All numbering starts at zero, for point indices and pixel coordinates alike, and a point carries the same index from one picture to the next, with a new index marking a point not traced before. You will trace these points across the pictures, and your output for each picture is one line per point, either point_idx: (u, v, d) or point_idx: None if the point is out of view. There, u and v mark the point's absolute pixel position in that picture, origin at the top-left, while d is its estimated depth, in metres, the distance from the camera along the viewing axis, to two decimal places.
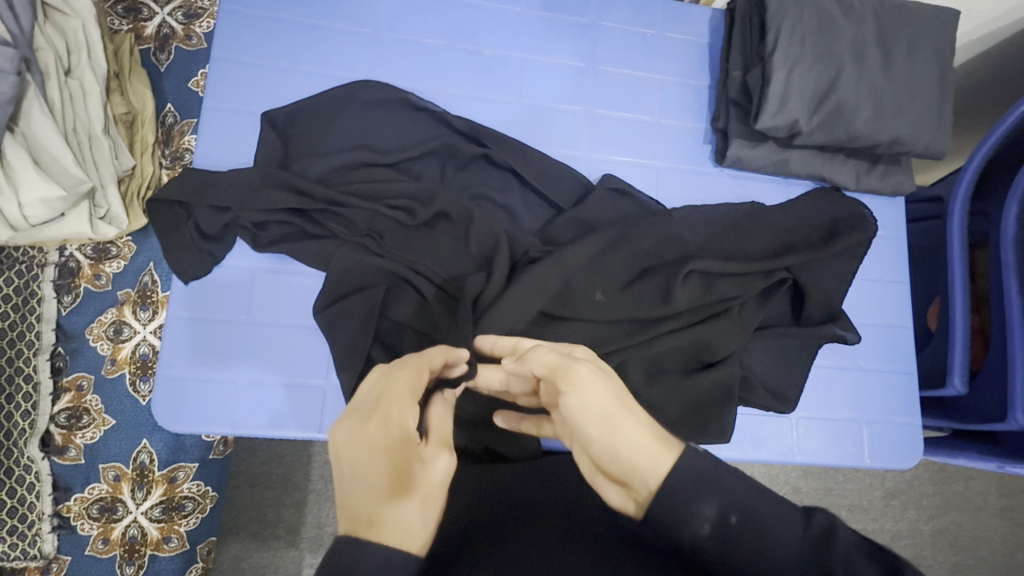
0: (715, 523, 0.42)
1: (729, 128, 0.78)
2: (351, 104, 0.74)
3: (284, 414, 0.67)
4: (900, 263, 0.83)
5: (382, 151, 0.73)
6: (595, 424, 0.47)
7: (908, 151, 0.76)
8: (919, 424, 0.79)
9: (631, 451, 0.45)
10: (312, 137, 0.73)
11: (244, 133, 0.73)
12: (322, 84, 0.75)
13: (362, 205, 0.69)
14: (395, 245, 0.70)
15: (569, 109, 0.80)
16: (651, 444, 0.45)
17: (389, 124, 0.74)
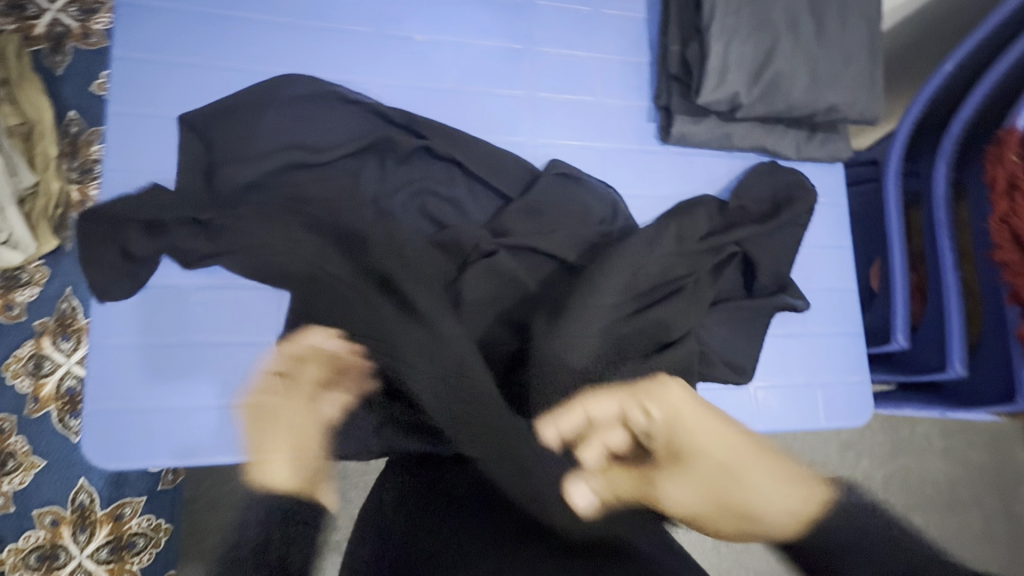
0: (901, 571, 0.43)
1: (672, 104, 0.78)
2: (276, 103, 0.69)
3: (232, 437, 0.63)
4: (842, 228, 0.85)
5: (314, 151, 0.69)
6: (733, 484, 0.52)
7: (845, 118, 0.78)
8: (869, 382, 0.82)
9: (778, 511, 0.48)
10: (235, 139, 0.67)
11: (159, 139, 0.67)
12: (242, 79, 0.70)
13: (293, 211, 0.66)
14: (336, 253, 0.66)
15: (510, 94, 0.77)
16: (797, 493, 0.50)
17: (320, 122, 0.70)
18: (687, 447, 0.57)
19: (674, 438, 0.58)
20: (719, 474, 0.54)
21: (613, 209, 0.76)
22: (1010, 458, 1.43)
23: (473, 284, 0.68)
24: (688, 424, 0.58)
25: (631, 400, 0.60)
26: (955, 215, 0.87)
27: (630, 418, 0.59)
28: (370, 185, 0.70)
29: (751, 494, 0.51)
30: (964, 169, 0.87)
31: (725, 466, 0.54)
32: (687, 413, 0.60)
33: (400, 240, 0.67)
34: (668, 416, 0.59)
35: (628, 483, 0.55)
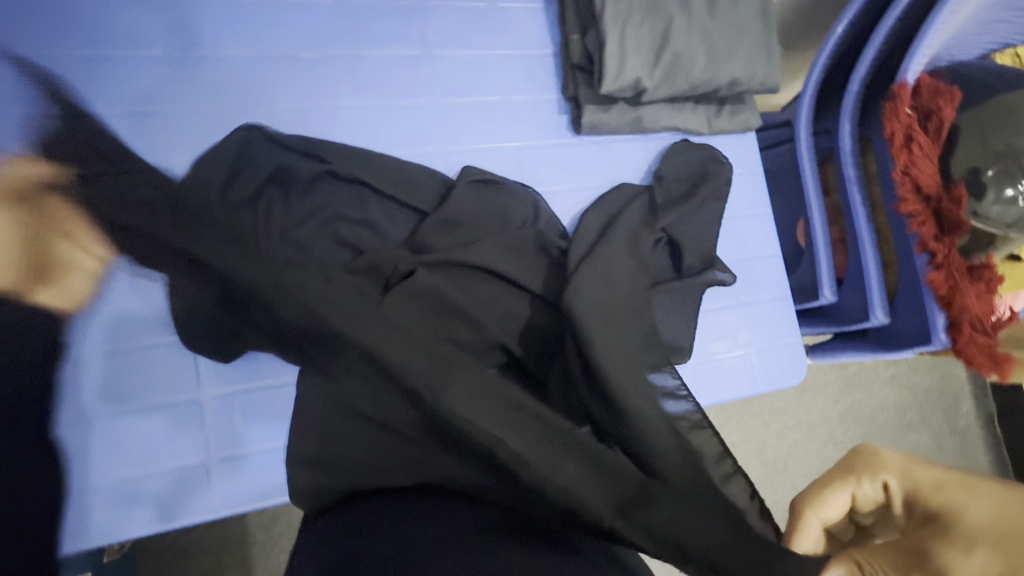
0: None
1: (579, 95, 0.77)
2: (166, 149, 0.66)
3: (161, 505, 0.62)
4: (761, 195, 0.87)
5: (205, 193, 0.62)
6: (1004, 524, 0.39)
7: (747, 89, 0.79)
8: (800, 342, 0.85)
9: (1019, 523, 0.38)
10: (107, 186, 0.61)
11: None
12: (119, 125, 0.65)
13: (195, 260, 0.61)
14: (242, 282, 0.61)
15: (413, 103, 0.75)
16: None
17: (209, 154, 0.65)
18: (966, 536, 0.39)
19: (988, 532, 0.39)
20: (1011, 551, 0.37)
21: (534, 208, 0.76)
22: (948, 376, 1.53)
23: (404, 312, 0.64)
24: (930, 482, 0.45)
25: (843, 473, 0.50)
26: (864, 169, 0.90)
27: (859, 493, 0.49)
28: (282, 218, 0.65)
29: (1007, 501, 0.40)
30: (867, 123, 0.90)
31: (1005, 531, 0.38)
32: (975, 484, 0.42)
33: (322, 275, 0.63)
34: (893, 460, 0.48)
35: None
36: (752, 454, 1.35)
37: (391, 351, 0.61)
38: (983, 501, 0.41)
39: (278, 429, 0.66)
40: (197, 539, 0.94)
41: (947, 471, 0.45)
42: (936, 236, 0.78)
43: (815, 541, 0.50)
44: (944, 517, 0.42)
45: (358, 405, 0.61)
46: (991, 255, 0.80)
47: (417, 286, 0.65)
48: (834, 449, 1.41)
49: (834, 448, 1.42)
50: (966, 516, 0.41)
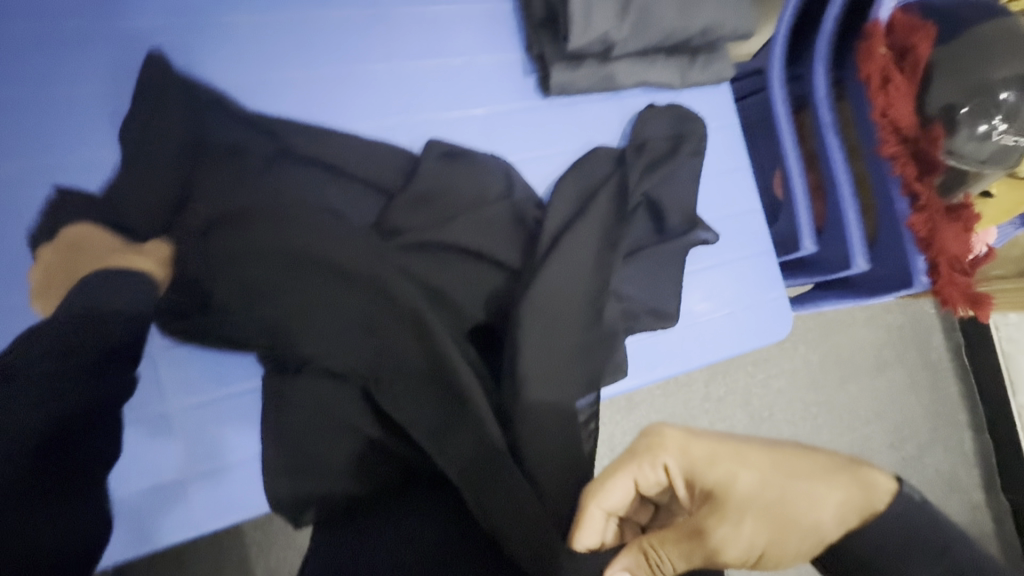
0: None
1: (546, 53, 0.72)
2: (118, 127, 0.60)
3: (131, 529, 0.57)
4: (738, 148, 0.85)
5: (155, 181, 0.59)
6: (773, 502, 0.43)
7: (719, 37, 0.75)
8: (785, 296, 0.84)
9: (834, 518, 0.40)
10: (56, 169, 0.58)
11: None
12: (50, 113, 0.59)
13: (168, 247, 0.59)
14: (217, 282, 0.58)
15: (368, 72, 0.69)
16: (861, 507, 0.39)
17: (159, 133, 0.59)
18: (736, 510, 0.44)
19: (755, 501, 0.44)
20: (774, 521, 0.43)
21: (508, 179, 0.71)
22: (920, 314, 1.57)
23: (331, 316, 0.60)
24: (696, 461, 0.48)
25: (631, 467, 0.50)
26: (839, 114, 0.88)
27: (640, 479, 0.51)
28: (220, 211, 0.59)
29: (813, 506, 0.41)
30: (841, 66, 0.88)
31: (759, 497, 0.44)
32: (747, 450, 0.46)
33: (247, 271, 0.58)
34: (673, 447, 0.49)
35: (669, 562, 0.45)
36: (739, 405, 1.37)
37: (326, 347, 0.59)
38: (735, 459, 0.46)
39: (253, 434, 0.62)
40: (190, 545, 0.91)
41: (720, 443, 0.48)
42: (917, 177, 0.78)
43: (602, 527, 0.52)
44: (717, 494, 0.46)
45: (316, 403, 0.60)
46: (968, 195, 0.80)
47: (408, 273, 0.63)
48: (816, 393, 1.45)
49: (816, 392, 1.45)
50: (735, 489, 0.45)
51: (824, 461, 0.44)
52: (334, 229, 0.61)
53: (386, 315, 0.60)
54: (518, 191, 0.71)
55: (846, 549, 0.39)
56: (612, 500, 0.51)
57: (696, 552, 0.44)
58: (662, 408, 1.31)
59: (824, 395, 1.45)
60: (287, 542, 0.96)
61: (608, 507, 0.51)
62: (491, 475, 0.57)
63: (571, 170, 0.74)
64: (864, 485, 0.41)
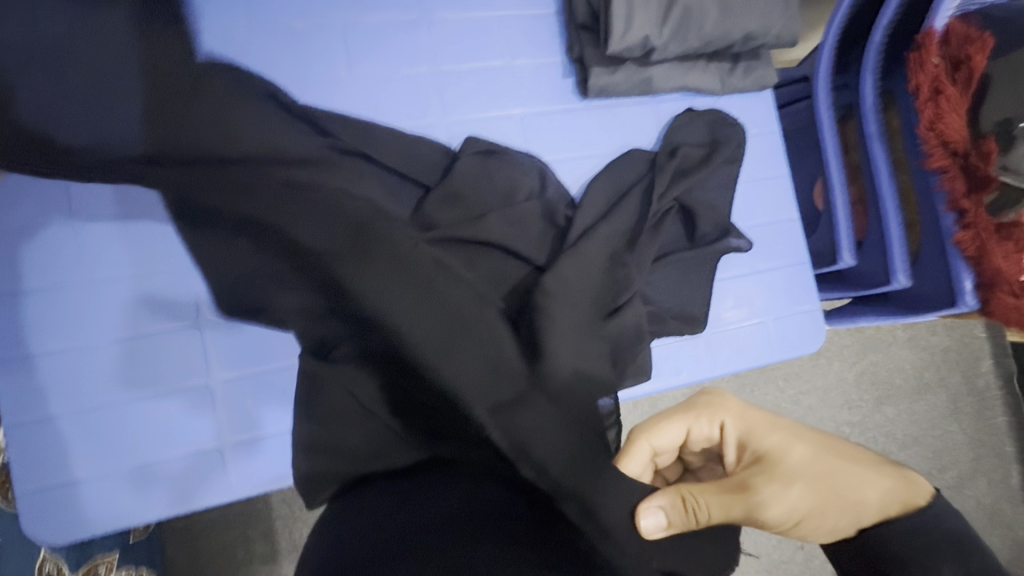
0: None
1: (585, 56, 0.73)
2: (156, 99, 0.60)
3: (173, 491, 0.61)
4: (778, 156, 0.84)
5: (193, 164, 0.60)
6: (823, 476, 0.50)
7: (763, 43, 0.74)
8: (818, 308, 0.83)
9: (878, 499, 0.48)
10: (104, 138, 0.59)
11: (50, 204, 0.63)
12: (95, 90, 0.59)
13: (217, 224, 0.61)
14: (264, 254, 0.61)
15: (412, 72, 0.71)
16: (903, 494, 0.48)
17: (211, 114, 0.61)
18: (788, 475, 0.50)
19: (805, 470, 0.50)
20: (821, 491, 0.49)
21: (541, 178, 0.73)
22: (967, 337, 1.49)
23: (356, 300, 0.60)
24: (755, 428, 0.54)
25: (694, 417, 0.56)
26: (887, 124, 0.86)
27: (693, 431, 0.56)
28: (255, 193, 0.61)
29: (860, 489, 0.49)
30: (891, 75, 0.85)
31: (810, 470, 0.50)
32: (801, 430, 0.53)
33: (281, 255, 0.60)
34: (736, 413, 0.55)
35: (715, 501, 0.48)
36: None
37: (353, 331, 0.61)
38: (792, 437, 0.53)
39: (289, 410, 0.65)
40: (223, 515, 0.97)
41: (778, 419, 0.54)
42: (964, 193, 0.74)
43: (644, 465, 0.56)
44: (771, 456, 0.52)
45: (341, 384, 0.62)
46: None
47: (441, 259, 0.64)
48: (849, 413, 1.40)
49: (849, 412, 1.40)
50: (785, 460, 0.51)
51: (869, 458, 0.52)
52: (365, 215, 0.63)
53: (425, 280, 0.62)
54: (549, 191, 0.73)
55: (884, 529, 0.46)
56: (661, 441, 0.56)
57: (743, 499, 0.48)
58: None
59: (858, 415, 1.40)
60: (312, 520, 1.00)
61: (653, 448, 0.56)
62: (519, 403, 0.56)
63: (604, 171, 0.75)
64: (908, 484, 0.49)
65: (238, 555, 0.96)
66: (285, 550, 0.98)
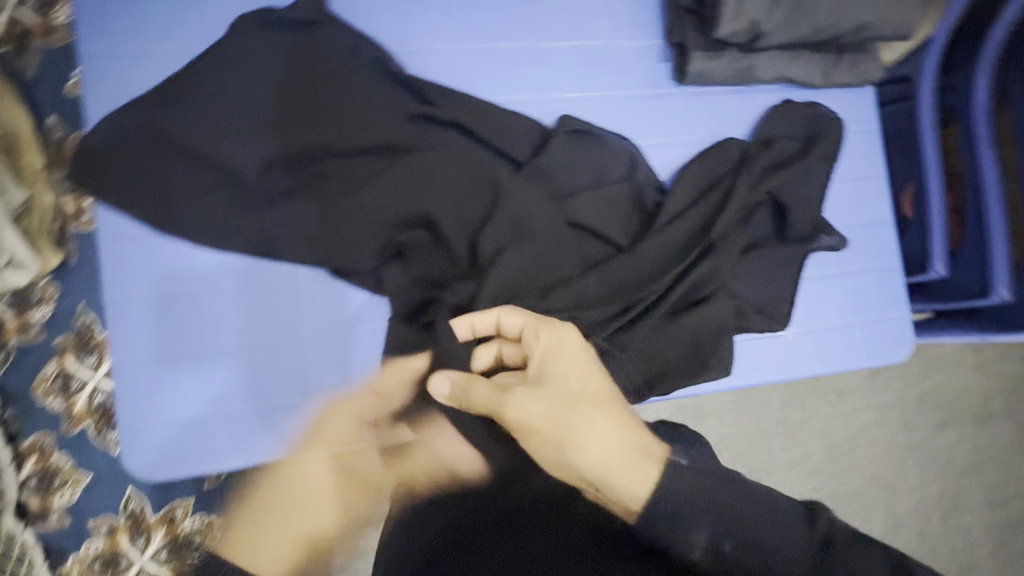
0: (707, 548, 0.43)
1: (686, 40, 0.71)
2: (250, 60, 0.62)
3: (258, 442, 0.62)
4: (876, 156, 0.80)
5: (283, 121, 0.62)
6: (551, 419, 0.47)
7: (875, 35, 0.71)
8: (907, 316, 0.79)
9: (593, 457, 0.46)
10: (210, 101, 0.61)
11: (111, 153, 0.60)
12: (215, 52, 0.62)
13: (320, 183, 0.63)
14: (366, 214, 0.63)
15: (509, 47, 0.71)
16: (626, 458, 0.46)
17: (315, 81, 0.63)
18: (547, 404, 0.48)
19: (563, 402, 0.48)
20: (552, 434, 0.47)
21: (631, 162, 0.71)
22: None
23: (433, 258, 0.64)
24: (568, 354, 0.50)
25: (535, 325, 0.53)
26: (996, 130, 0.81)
27: (506, 350, 0.56)
28: (341, 150, 0.63)
29: (573, 445, 0.47)
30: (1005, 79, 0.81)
31: (571, 398, 0.48)
32: (587, 361, 0.50)
33: (364, 210, 0.63)
34: (547, 341, 0.51)
35: (501, 402, 0.50)
36: (817, 434, 1.28)
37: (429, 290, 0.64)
38: (532, 395, 0.49)
39: (370, 375, 0.65)
40: None
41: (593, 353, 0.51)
42: None
43: (484, 331, 0.57)
44: (540, 381, 0.49)
45: (421, 349, 0.62)
46: None
47: (528, 234, 0.65)
48: (906, 435, 1.33)
49: (906, 434, 1.33)
50: (564, 384, 0.49)
51: (629, 417, 0.49)
52: (451, 181, 0.65)
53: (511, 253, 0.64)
54: (641, 175, 0.71)
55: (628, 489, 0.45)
56: (438, 388, 0.54)
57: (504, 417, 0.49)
58: (734, 424, 1.25)
59: (915, 438, 1.33)
60: None
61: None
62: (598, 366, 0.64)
63: (697, 160, 0.73)
64: (646, 453, 0.46)
65: None
66: None
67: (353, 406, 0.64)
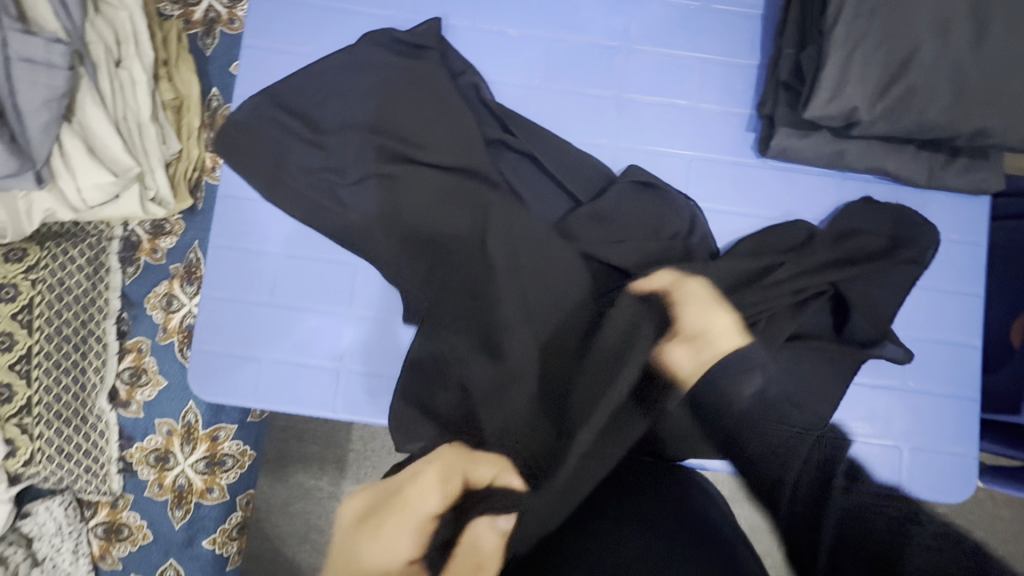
0: (759, 393, 0.67)
1: (776, 114, 0.70)
2: (370, 72, 0.72)
3: (295, 391, 0.71)
4: (974, 272, 0.73)
5: (381, 126, 0.71)
6: (704, 296, 0.67)
7: (997, 142, 0.64)
8: (975, 457, 0.70)
9: (723, 323, 0.66)
10: (331, 99, 0.72)
11: (245, 130, 0.71)
12: (345, 60, 0.73)
13: (397, 185, 0.70)
14: (426, 220, 0.69)
15: (598, 93, 0.75)
16: (735, 330, 0.66)
17: (418, 98, 0.71)
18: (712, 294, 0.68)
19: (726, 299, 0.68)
20: (712, 299, 0.67)
21: (691, 223, 0.71)
22: None
23: (472, 275, 0.68)
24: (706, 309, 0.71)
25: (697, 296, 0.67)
26: None
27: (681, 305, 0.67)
28: (423, 161, 0.70)
29: (719, 311, 0.67)
30: None
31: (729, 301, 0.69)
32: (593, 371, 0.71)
33: (424, 221, 0.69)
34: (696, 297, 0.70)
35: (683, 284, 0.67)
36: None
37: (459, 307, 0.68)
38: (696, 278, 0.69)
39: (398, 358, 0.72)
40: None
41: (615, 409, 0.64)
42: None
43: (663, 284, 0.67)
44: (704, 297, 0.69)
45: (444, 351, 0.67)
46: None
47: (552, 276, 0.68)
48: None
49: None
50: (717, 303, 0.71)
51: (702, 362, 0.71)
52: (508, 209, 0.69)
53: (548, 286, 0.68)
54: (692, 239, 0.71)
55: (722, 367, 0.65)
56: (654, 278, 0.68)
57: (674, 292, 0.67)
58: None
59: None
60: None
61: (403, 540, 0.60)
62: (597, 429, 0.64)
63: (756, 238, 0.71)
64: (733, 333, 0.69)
65: None
66: None
67: (370, 383, 0.71)
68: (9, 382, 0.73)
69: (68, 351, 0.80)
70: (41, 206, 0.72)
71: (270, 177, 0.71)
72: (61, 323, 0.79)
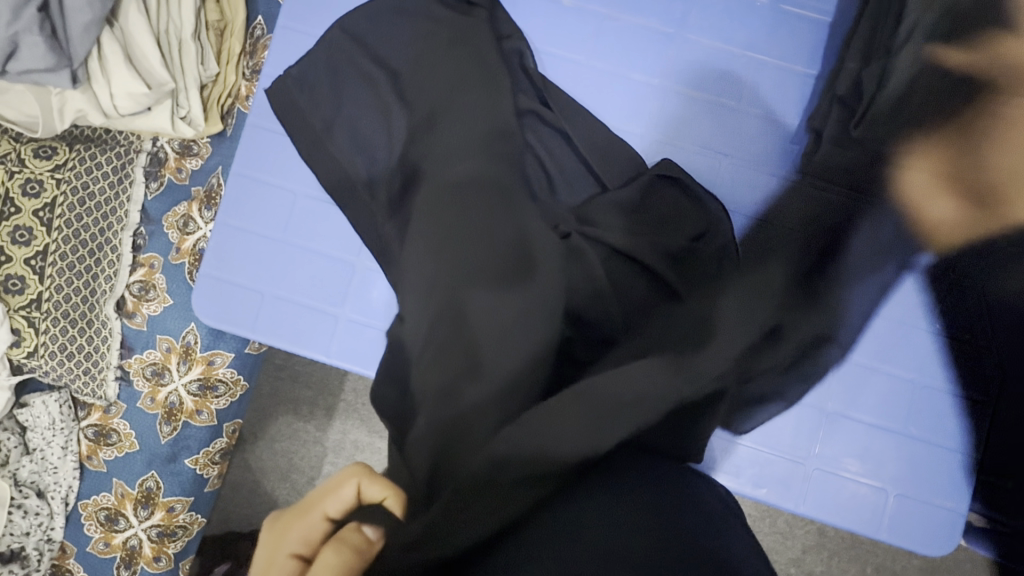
0: None
1: (825, 129, 0.67)
2: (417, 25, 0.71)
3: (294, 331, 0.72)
4: None
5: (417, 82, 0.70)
6: None
7: None
8: (964, 513, 0.68)
9: None
10: (378, 46, 0.72)
11: (291, 73, 0.72)
12: (397, 10, 0.72)
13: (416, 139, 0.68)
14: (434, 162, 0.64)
15: (644, 80, 0.72)
16: None
17: (458, 56, 0.69)
18: None
19: None
20: None
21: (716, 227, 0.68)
22: None
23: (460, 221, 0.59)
24: None
25: None
26: None
27: None
28: (444, 116, 0.67)
29: None
30: None
31: None
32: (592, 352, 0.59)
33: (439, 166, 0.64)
34: None
35: None
36: None
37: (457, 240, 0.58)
38: None
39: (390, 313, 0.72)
40: (306, 372, 1.10)
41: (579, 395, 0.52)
42: None
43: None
44: None
45: None
46: None
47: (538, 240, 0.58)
48: None
49: None
50: None
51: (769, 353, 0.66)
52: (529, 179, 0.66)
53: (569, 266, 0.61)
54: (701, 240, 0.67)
55: None
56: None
57: None
58: None
59: None
60: (366, 416, 1.10)
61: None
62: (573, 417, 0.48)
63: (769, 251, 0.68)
64: None
65: (299, 409, 1.10)
66: (336, 427, 1.09)
67: (361, 335, 0.72)
68: (25, 274, 0.83)
69: (82, 255, 0.85)
70: (73, 106, 0.75)
71: (300, 116, 0.71)
72: (78, 227, 0.84)
